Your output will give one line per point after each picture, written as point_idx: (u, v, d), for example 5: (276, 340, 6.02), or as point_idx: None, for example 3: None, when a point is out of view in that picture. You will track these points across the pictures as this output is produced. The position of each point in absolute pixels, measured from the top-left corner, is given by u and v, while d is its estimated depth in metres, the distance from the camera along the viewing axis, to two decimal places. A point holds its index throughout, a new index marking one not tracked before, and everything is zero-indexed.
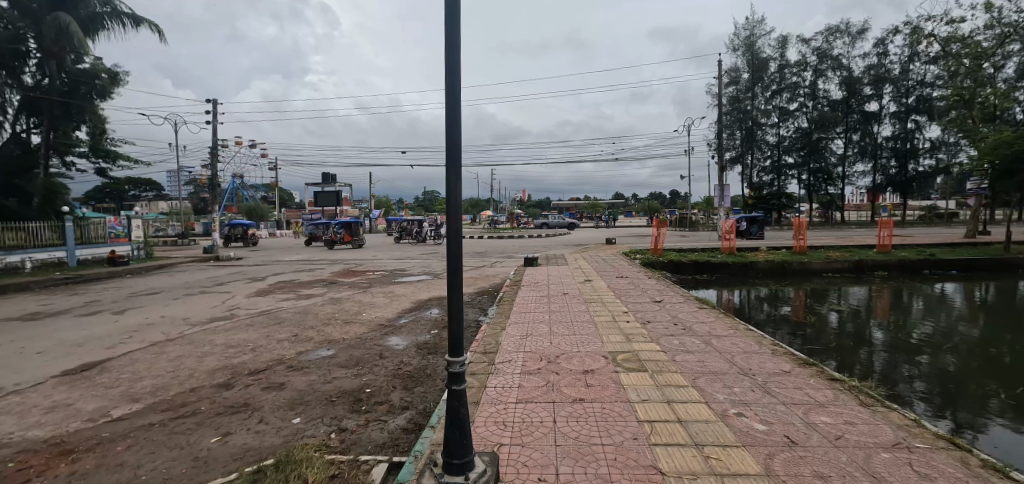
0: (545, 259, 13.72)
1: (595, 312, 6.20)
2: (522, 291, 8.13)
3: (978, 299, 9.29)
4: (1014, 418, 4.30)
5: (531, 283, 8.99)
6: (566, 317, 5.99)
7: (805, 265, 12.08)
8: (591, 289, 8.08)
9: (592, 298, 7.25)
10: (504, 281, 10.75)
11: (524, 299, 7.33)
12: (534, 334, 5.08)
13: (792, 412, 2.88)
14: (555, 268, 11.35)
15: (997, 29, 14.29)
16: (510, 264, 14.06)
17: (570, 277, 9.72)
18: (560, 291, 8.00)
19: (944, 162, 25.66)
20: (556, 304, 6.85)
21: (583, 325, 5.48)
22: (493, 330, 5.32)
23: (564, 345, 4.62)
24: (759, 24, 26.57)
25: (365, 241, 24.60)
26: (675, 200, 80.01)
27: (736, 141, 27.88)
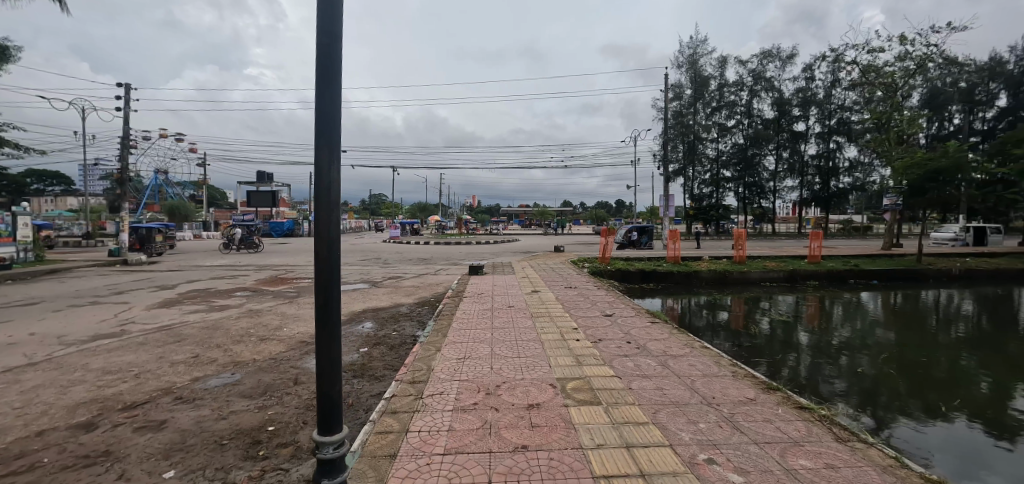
0: (492, 266, 13.14)
1: (540, 329, 5.67)
2: (465, 304, 7.44)
3: (892, 306, 9.88)
4: (923, 413, 4.34)
5: (474, 294, 8.33)
6: (510, 335, 5.41)
7: (745, 275, 12.40)
8: (537, 302, 7.57)
9: (539, 312, 6.73)
10: (447, 291, 10.00)
11: (465, 313, 6.66)
12: (473, 357, 4.47)
13: (768, 455, 2.49)
14: (501, 277, 10.77)
15: (907, 62, 15.49)
16: (455, 272, 13.29)
17: (517, 287, 9.17)
18: (505, 304, 7.41)
19: (860, 180, 28.12)
20: (500, 319, 6.25)
21: (530, 345, 4.92)
22: (427, 353, 4.65)
23: (508, 371, 4.03)
24: (701, 43, 28.02)
25: (161, 251, 21.31)
26: (621, 209, 83.30)
27: (679, 154, 29.08)
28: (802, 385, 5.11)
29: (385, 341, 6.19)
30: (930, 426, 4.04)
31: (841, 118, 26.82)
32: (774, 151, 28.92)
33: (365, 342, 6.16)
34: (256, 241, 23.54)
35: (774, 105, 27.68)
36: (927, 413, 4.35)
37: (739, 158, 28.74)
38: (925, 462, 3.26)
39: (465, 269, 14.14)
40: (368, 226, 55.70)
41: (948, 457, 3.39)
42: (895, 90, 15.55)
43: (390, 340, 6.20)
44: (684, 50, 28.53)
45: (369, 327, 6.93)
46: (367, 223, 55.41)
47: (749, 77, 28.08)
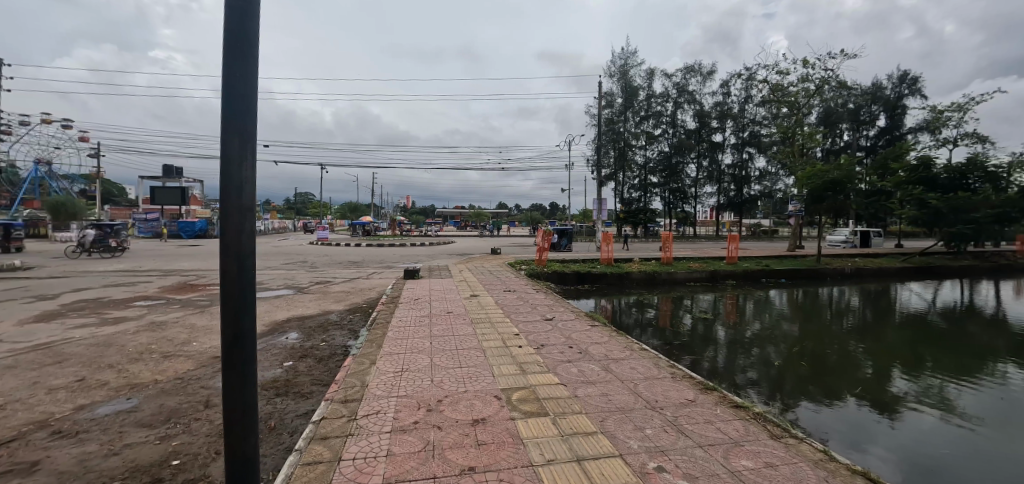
0: (428, 270, 12.70)
1: (481, 336, 5.50)
2: (400, 310, 7.04)
3: (794, 302, 11.02)
4: (820, 395, 4.80)
5: (410, 300, 7.94)
6: (450, 343, 5.17)
7: (671, 275, 13.20)
8: (476, 307, 7.38)
9: (480, 318, 6.55)
10: (381, 296, 9.46)
11: (402, 321, 6.29)
12: (411, 369, 4.18)
13: (711, 458, 2.56)
14: (439, 281, 10.43)
15: (808, 83, 17.40)
16: (390, 276, 12.67)
17: (456, 291, 8.90)
18: (444, 309, 7.13)
19: (767, 188, 31.32)
20: (439, 326, 5.98)
21: (471, 354, 4.73)
22: (360, 367, 4.27)
23: (450, 384, 3.81)
24: (631, 55, 29.57)
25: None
26: (554, 213, 85.46)
27: (610, 160, 30.51)
28: (721, 376, 5.44)
29: (313, 353, 5.64)
30: (828, 407, 4.45)
31: (751, 131, 29.67)
32: (695, 160, 31.31)
33: (290, 355, 5.56)
34: (117, 245, 20.19)
35: (695, 117, 29.93)
36: (824, 395, 4.81)
37: (665, 165, 30.71)
38: (829, 443, 3.55)
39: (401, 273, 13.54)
40: (292, 227, 51.79)
41: (844, 436, 3.76)
42: (798, 108, 17.44)
43: (319, 352, 5.65)
44: (616, 60, 29.92)
45: (295, 338, 6.30)
46: (292, 223, 51.50)
47: (674, 90, 30.13)
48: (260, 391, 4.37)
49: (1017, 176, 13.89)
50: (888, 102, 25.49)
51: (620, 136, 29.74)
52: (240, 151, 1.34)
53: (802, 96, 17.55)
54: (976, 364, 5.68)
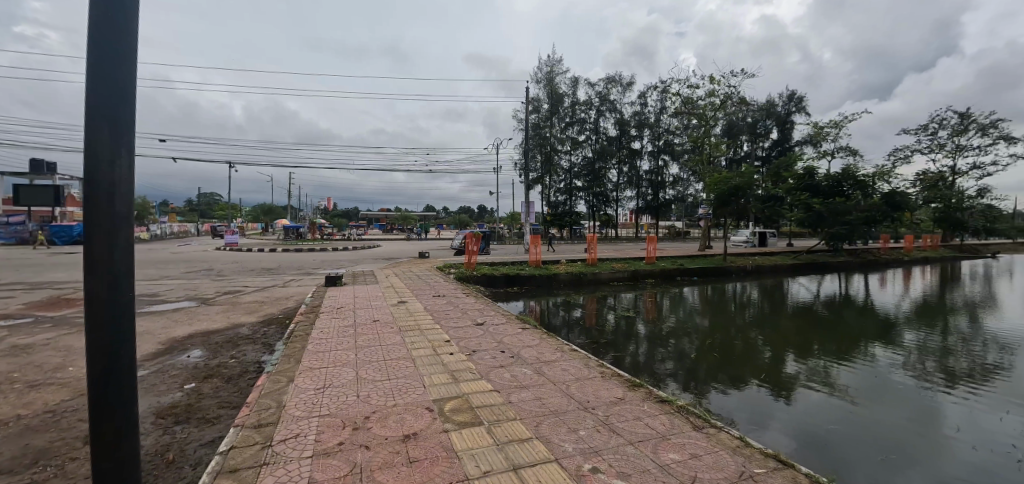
0: (352, 276, 11.93)
1: (410, 345, 5.24)
2: (321, 321, 6.49)
3: (704, 297, 12.05)
4: (727, 382, 5.24)
5: (331, 309, 7.37)
6: (377, 354, 4.85)
7: (596, 276, 13.76)
8: (404, 314, 7.04)
9: (408, 325, 6.24)
10: (298, 306, 8.67)
11: (323, 332, 5.78)
12: (333, 385, 3.83)
13: (642, 454, 2.63)
14: (363, 287, 9.83)
15: (714, 97, 19.16)
16: (310, 283, 11.71)
17: (382, 299, 8.44)
18: (369, 318, 6.70)
19: (680, 193, 34.08)
20: (365, 336, 5.60)
21: (400, 364, 4.47)
22: (276, 386, 3.82)
23: (378, 398, 3.54)
24: (557, 63, 30.57)
25: None
26: (484, 216, 85.28)
27: (537, 164, 31.33)
28: (642, 370, 5.71)
29: (220, 373, 4.95)
30: (735, 392, 4.85)
31: (666, 140, 32.12)
32: (616, 166, 33.16)
33: (192, 376, 4.83)
34: None
35: (616, 124, 31.71)
36: (732, 382, 5.23)
37: (589, 170, 32.11)
38: (738, 427, 3.84)
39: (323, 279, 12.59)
40: (194, 231, 46.04)
41: (749, 417, 4.12)
42: (706, 120, 19.12)
43: (227, 371, 4.99)
44: (543, 66, 30.74)
45: (198, 357, 5.50)
46: (194, 227, 45.79)
47: (596, 98, 31.66)
48: (153, 420, 3.70)
49: (878, 185, 16.51)
50: (779, 117, 29.03)
51: (546, 141, 30.64)
52: (110, 145, 1.06)
53: (711, 108, 19.19)
54: (850, 347, 6.56)
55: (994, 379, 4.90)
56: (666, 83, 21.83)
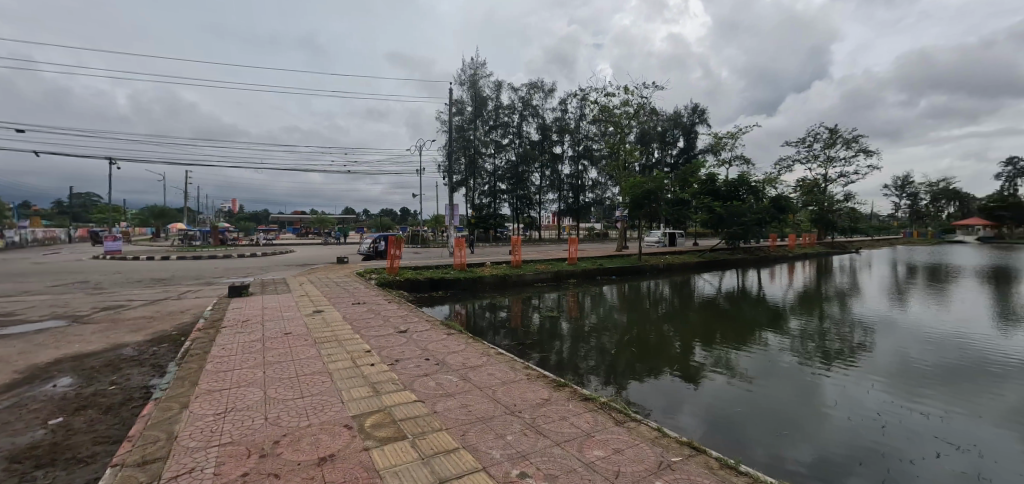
0: (262, 284, 10.71)
1: (325, 357, 4.79)
2: (224, 336, 5.67)
3: (621, 295, 12.77)
4: (644, 373, 5.54)
5: (236, 323, 6.49)
6: (288, 370, 4.35)
7: (521, 277, 13.92)
8: (320, 325, 6.44)
9: (325, 337, 5.71)
10: (195, 321, 7.46)
11: (226, 349, 5.05)
12: (236, 409, 3.32)
13: (568, 454, 2.65)
14: (273, 297, 8.85)
15: (628, 107, 20.45)
16: (210, 294, 10.28)
17: (295, 309, 7.66)
18: (280, 331, 6.01)
19: (598, 196, 35.93)
20: (273, 351, 5.00)
21: (314, 379, 4.05)
22: (166, 414, 3.21)
23: (288, 419, 3.15)
24: (480, 66, 30.63)
25: None
26: (407, 219, 82.47)
27: (461, 166, 31.13)
28: (566, 368, 5.83)
29: (97, 403, 4.04)
30: (651, 383, 5.12)
31: (585, 145, 33.68)
32: (539, 169, 34.06)
33: (60, 409, 3.89)
34: None
35: (538, 129, 32.57)
36: (648, 373, 5.53)
37: (512, 173, 32.62)
38: (654, 417, 4.04)
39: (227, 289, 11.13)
40: (64, 237, 38.57)
41: (663, 405, 4.38)
42: (621, 128, 20.36)
43: (105, 401, 4.09)
44: (467, 69, 30.63)
45: (67, 386, 4.47)
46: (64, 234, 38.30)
47: (519, 103, 32.26)
48: (7, 465, 2.87)
49: (766, 191, 18.98)
50: (685, 127, 31.85)
51: (470, 143, 30.55)
52: None
53: (625, 116, 20.48)
54: (747, 335, 7.32)
55: (858, 358, 5.75)
56: (584, 91, 22.86)
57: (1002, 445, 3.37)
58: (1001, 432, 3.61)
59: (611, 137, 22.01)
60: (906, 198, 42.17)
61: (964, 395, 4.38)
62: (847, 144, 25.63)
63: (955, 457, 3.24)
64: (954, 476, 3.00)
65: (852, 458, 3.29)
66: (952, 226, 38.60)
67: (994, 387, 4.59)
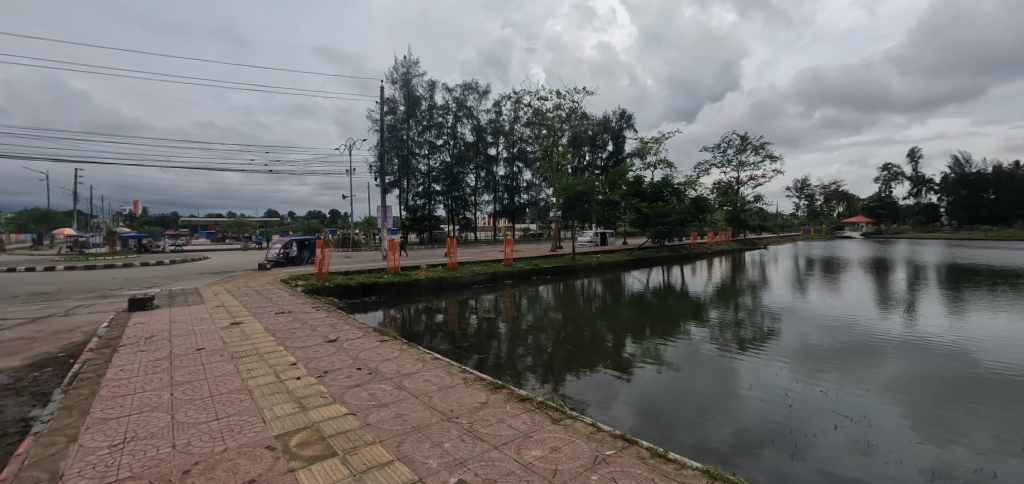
0: (170, 296, 9.40)
1: (245, 373, 4.27)
2: (124, 356, 4.84)
3: (556, 294, 13.02)
4: (580, 369, 5.65)
5: (138, 340, 5.58)
6: (200, 389, 3.80)
7: (458, 279, 13.65)
8: (238, 338, 5.75)
9: (243, 351, 5.09)
10: (86, 340, 6.28)
11: (128, 370, 4.30)
12: (136, 439, 2.82)
13: (506, 456, 2.57)
14: (183, 309, 7.78)
15: (561, 111, 21.02)
16: (104, 308, 8.81)
17: (209, 321, 6.78)
18: (190, 347, 5.26)
19: (533, 198, 36.58)
20: (182, 369, 4.36)
21: (232, 398, 3.57)
22: (49, 452, 2.62)
23: (198, 446, 2.72)
24: (413, 64, 29.87)
25: None
26: (336, 221, 77.81)
27: (394, 167, 30.04)
28: (504, 369, 5.75)
29: None
30: (587, 378, 5.20)
31: (519, 148, 34.13)
32: (474, 171, 33.87)
33: None
34: None
35: (473, 130, 32.38)
36: (584, 369, 5.62)
37: (446, 175, 32.07)
38: (590, 412, 4.08)
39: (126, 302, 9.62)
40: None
41: (599, 398, 4.48)
42: (555, 131, 20.89)
43: None
44: (398, 66, 29.71)
45: None
46: None
47: (453, 103, 31.88)
48: None
49: (687, 192, 20.70)
50: (613, 131, 33.58)
51: (403, 143, 29.57)
52: None
53: (558, 120, 21.03)
54: (672, 328, 7.77)
55: (768, 344, 6.32)
56: (519, 94, 23.11)
57: (884, 415, 3.85)
58: (882, 402, 4.12)
59: (545, 140, 22.46)
60: (803, 199, 47.82)
61: (851, 372, 4.97)
62: (756, 150, 28.48)
63: (848, 428, 3.62)
64: (849, 445, 3.34)
65: (765, 435, 3.55)
66: (837, 223, 44.46)
67: (875, 363, 5.27)
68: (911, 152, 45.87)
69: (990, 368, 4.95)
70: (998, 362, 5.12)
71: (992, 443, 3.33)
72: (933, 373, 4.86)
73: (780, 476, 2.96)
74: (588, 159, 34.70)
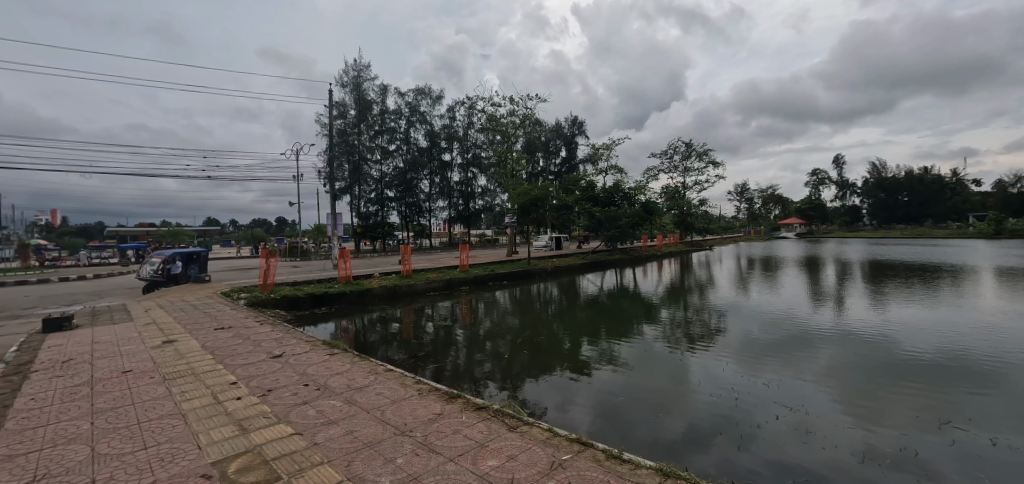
0: (94, 313, 8.35)
1: (176, 395, 3.80)
2: (35, 383, 4.18)
3: (513, 299, 12.92)
4: (538, 373, 5.59)
5: (53, 364, 4.85)
6: (124, 416, 3.34)
7: (412, 287, 13.19)
8: (171, 357, 5.15)
9: (177, 372, 4.55)
10: None
11: (36, 399, 3.71)
12: (48, 477, 2.40)
13: (462, 467, 2.44)
14: (108, 328, 6.89)
15: (516, 117, 21.08)
16: (9, 329, 7.64)
17: (137, 341, 6.04)
18: (113, 370, 4.63)
19: (489, 203, 36.40)
20: (101, 396, 3.81)
21: (162, 425, 3.15)
22: None
23: (122, 480, 2.36)
24: (364, 67, 29.14)
25: None
26: (283, 229, 73.44)
27: (345, 173, 28.85)
28: (462, 377, 5.54)
29: None
30: (545, 382, 5.13)
31: (474, 153, 33.94)
32: (428, 177, 33.15)
33: None
34: None
35: (427, 136, 31.79)
36: (542, 374, 5.54)
37: (400, 180, 31.17)
38: (549, 416, 3.99)
39: (39, 322, 8.43)
40: None
41: (556, 401, 4.43)
42: (509, 137, 20.91)
43: None
44: (349, 70, 28.89)
45: None
46: None
47: (406, 108, 31.18)
48: None
49: (637, 196, 21.41)
50: (566, 138, 34.30)
51: (354, 148, 28.53)
52: None
53: (513, 126, 21.08)
54: (628, 329, 7.92)
55: (715, 340, 6.59)
56: (472, 99, 23.02)
57: (819, 403, 4.08)
58: (817, 391, 4.37)
59: (500, 145, 22.41)
60: (743, 203, 51.06)
61: (790, 364, 5.27)
62: (701, 156, 30.08)
63: (787, 417, 3.80)
64: (790, 433, 3.49)
65: (714, 429, 3.63)
66: (775, 224, 47.75)
67: (809, 354, 5.63)
68: (835, 159, 50.33)
69: (907, 355, 5.43)
70: (912, 349, 5.64)
71: (913, 424, 3.60)
72: (859, 361, 5.25)
73: (729, 467, 3.02)
74: (543, 164, 35.05)
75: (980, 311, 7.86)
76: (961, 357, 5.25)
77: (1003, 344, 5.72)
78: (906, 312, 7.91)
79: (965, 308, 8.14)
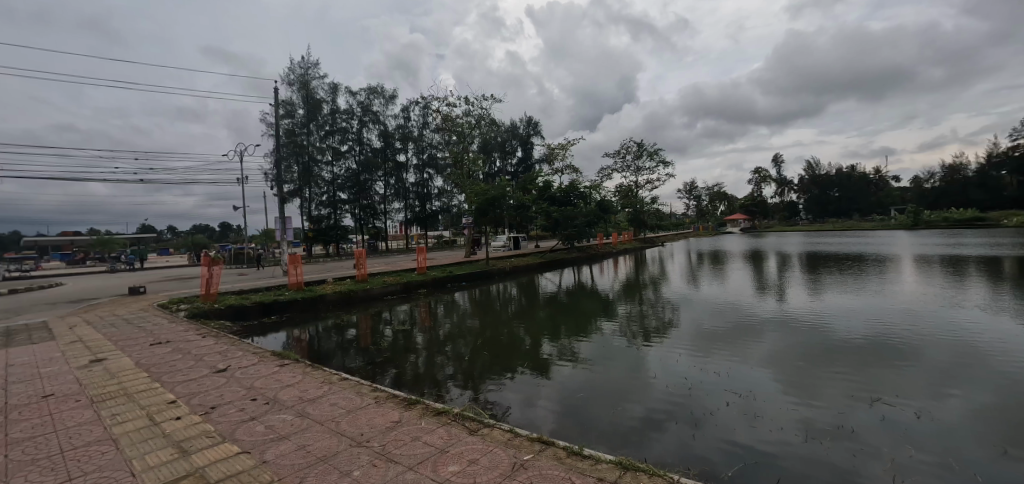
0: (7, 333, 7.37)
1: (108, 419, 3.39)
2: None
3: (472, 300, 12.77)
4: (501, 373, 5.51)
5: None
6: (44, 444, 2.92)
7: (367, 291, 12.69)
8: (101, 378, 4.61)
9: (107, 393, 4.08)
10: None
11: None
12: None
13: (420, 474, 2.34)
14: (24, 349, 6.09)
15: (472, 117, 20.87)
16: None
17: (60, 360, 5.39)
18: (30, 394, 4.08)
19: (446, 204, 35.66)
20: (14, 426, 3.30)
21: (93, 451, 2.81)
22: None
23: None
24: (311, 65, 28.01)
25: None
26: (227, 235, 68.46)
27: (294, 175, 27.35)
28: (423, 381, 5.39)
29: None
30: (507, 382, 5.05)
31: (429, 153, 33.32)
32: (383, 178, 32.06)
33: None
34: None
35: (380, 136, 30.80)
36: (504, 374, 5.47)
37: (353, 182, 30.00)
38: (511, 415, 3.92)
39: None
40: None
41: (516, 399, 4.38)
42: (465, 137, 20.72)
43: None
44: (295, 68, 27.67)
45: None
46: None
47: (358, 108, 30.08)
48: None
49: (592, 194, 21.91)
50: (521, 138, 34.64)
51: (303, 149, 27.19)
52: None
53: (469, 126, 20.92)
54: (586, 326, 8.04)
55: (669, 332, 6.85)
56: (426, 99, 22.62)
57: (766, 387, 4.29)
58: (763, 376, 4.62)
59: (457, 145, 22.08)
60: (693, 201, 53.45)
61: (737, 351, 5.57)
62: (651, 155, 31.22)
63: (736, 403, 3.96)
64: (740, 418, 3.62)
65: (669, 417, 3.71)
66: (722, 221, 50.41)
67: (754, 341, 5.98)
68: (774, 159, 53.89)
69: (839, 338, 5.88)
70: (844, 333, 6.11)
71: (847, 401, 3.88)
72: (799, 346, 5.63)
73: (685, 452, 3.08)
74: (500, 164, 34.95)
75: (902, 296, 8.62)
76: (885, 338, 5.78)
77: (922, 325, 6.32)
78: (840, 300, 8.52)
79: (887, 294, 8.93)
